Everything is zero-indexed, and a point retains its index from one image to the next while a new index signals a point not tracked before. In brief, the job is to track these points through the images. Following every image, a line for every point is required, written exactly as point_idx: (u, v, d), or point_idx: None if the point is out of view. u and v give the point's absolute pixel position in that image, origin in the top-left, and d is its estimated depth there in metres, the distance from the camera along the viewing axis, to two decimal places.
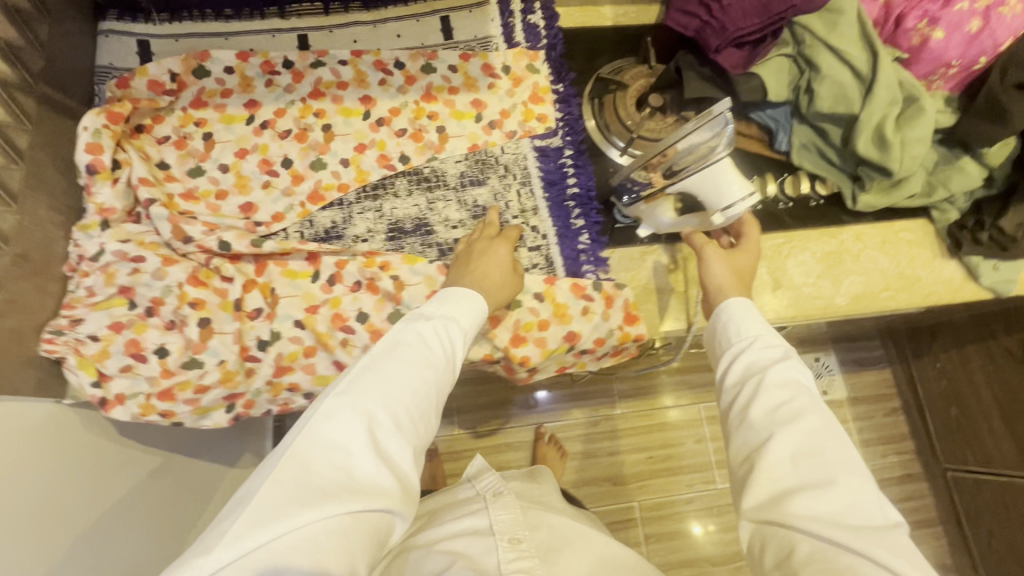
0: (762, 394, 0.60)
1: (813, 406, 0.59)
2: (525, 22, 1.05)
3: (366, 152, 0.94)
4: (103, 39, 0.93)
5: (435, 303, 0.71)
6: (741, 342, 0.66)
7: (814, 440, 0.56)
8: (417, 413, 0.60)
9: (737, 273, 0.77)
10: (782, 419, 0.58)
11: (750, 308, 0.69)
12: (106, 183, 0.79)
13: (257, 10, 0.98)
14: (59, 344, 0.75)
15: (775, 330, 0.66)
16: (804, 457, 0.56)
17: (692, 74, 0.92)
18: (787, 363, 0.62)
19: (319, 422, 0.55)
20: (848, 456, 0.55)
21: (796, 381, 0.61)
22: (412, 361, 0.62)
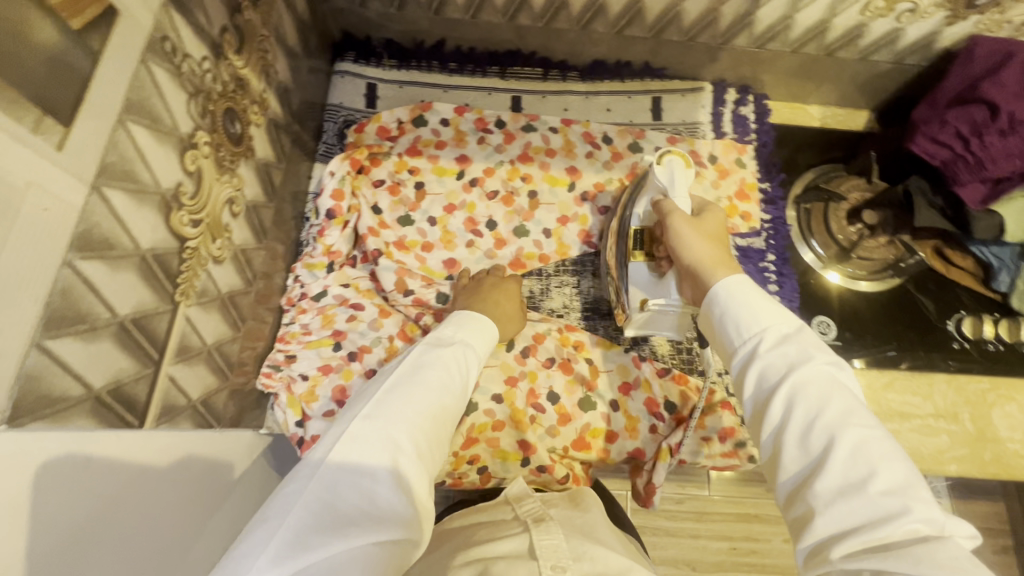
0: (803, 407, 0.51)
1: (844, 409, 0.50)
2: (736, 113, 1.02)
3: (568, 225, 0.95)
4: (337, 79, 0.96)
5: (453, 328, 0.69)
6: (748, 343, 0.57)
7: (876, 463, 0.46)
8: (435, 436, 0.54)
9: (709, 239, 0.71)
10: (853, 451, 0.47)
11: (754, 290, 0.61)
12: (337, 228, 0.85)
13: (481, 67, 0.99)
14: (275, 380, 0.78)
15: (784, 311, 0.59)
16: (842, 476, 0.46)
17: (924, 202, 0.87)
18: (809, 365, 0.53)
19: (345, 446, 0.48)
20: (900, 473, 0.46)
21: (827, 386, 0.51)
22: (435, 386, 0.58)
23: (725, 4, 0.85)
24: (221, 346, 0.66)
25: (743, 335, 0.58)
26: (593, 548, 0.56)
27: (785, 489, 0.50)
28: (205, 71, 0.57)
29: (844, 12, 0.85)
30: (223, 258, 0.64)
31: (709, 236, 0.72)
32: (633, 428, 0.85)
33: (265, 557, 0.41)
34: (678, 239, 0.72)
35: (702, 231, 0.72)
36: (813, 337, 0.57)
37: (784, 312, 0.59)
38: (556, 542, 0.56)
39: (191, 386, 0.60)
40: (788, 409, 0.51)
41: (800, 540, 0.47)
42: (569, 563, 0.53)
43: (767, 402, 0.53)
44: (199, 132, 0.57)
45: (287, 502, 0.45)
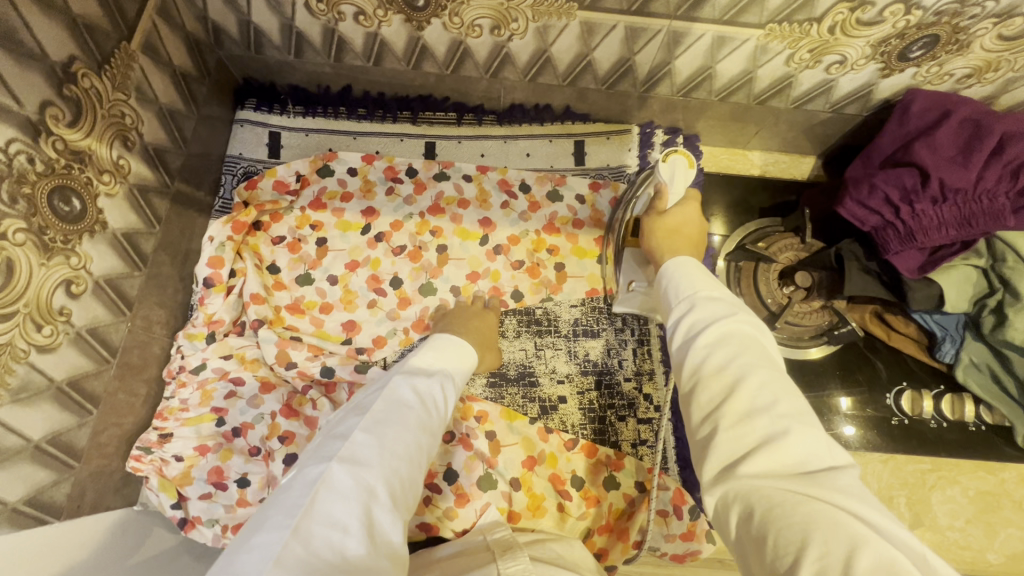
0: (717, 346, 0.49)
1: (758, 352, 0.48)
2: (665, 157, 0.96)
3: (479, 282, 0.89)
4: (238, 128, 0.91)
5: (431, 358, 0.68)
6: (681, 309, 0.56)
7: (778, 392, 0.44)
8: (408, 479, 0.54)
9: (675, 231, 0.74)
10: (758, 384, 0.45)
11: (697, 269, 0.61)
12: (219, 295, 0.81)
13: (391, 112, 0.94)
14: (144, 463, 0.73)
15: (720, 283, 0.58)
16: (749, 404, 0.44)
17: (856, 267, 0.80)
18: (732, 318, 0.51)
19: (321, 494, 0.46)
20: (800, 403, 0.44)
21: (746, 335, 0.49)
22: (411, 427, 0.57)
23: (639, 54, 0.79)
24: (58, 437, 0.62)
25: (679, 301, 0.57)
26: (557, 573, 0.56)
27: (698, 420, 0.47)
28: (14, 153, 0.52)
29: (768, 63, 0.78)
30: (56, 345, 0.60)
31: (677, 225, 0.74)
32: (536, 507, 0.79)
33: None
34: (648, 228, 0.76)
35: (668, 221, 0.74)
36: (734, 297, 0.55)
37: (721, 284, 0.58)
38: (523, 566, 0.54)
39: (7, 489, 0.56)
40: (707, 354, 0.49)
41: (707, 472, 0.43)
42: None
43: (690, 346, 0.51)
44: (8, 220, 0.52)
45: (262, 556, 0.41)
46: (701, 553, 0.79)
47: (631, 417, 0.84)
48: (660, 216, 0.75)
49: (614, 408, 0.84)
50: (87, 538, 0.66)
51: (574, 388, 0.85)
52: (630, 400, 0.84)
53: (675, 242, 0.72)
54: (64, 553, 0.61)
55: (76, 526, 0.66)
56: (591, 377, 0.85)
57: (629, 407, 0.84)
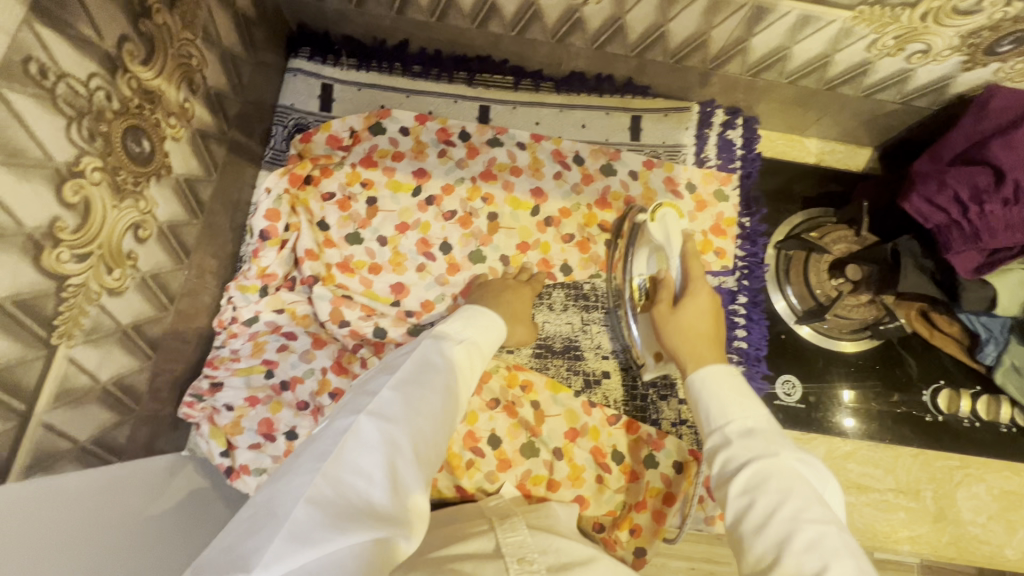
0: (761, 503, 0.50)
1: (802, 501, 0.49)
2: (723, 137, 0.93)
3: (528, 253, 0.89)
4: (290, 77, 0.89)
5: (459, 323, 0.66)
6: (717, 434, 0.57)
7: (828, 553, 0.45)
8: (435, 439, 0.53)
9: (694, 334, 0.69)
10: (808, 540, 0.46)
11: (732, 379, 0.60)
12: (273, 249, 0.81)
13: (446, 72, 0.91)
14: (197, 410, 0.75)
15: (760, 407, 0.58)
16: (798, 569, 0.45)
17: (912, 265, 0.78)
18: (773, 457, 0.52)
19: (349, 444, 0.47)
20: (853, 566, 0.44)
21: (788, 477, 0.51)
22: (437, 389, 0.56)
23: (716, 29, 0.76)
24: (121, 380, 0.62)
25: (710, 425, 0.58)
26: (558, 542, 0.57)
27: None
28: (94, 89, 0.51)
29: (849, 47, 0.76)
30: (123, 289, 0.59)
31: (693, 324, 0.70)
32: (577, 477, 0.80)
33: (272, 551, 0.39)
34: (664, 323, 0.72)
35: (683, 319, 0.71)
36: (772, 423, 0.56)
37: (764, 408, 0.58)
38: (521, 538, 0.56)
39: (78, 428, 0.56)
40: (751, 502, 0.51)
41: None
42: (535, 556, 0.53)
43: (728, 487, 0.53)
44: (86, 158, 0.51)
45: (292, 496, 0.43)
46: None
47: (672, 396, 0.85)
48: (673, 309, 0.72)
49: (656, 387, 0.85)
50: (114, 500, 0.60)
51: (617, 364, 0.85)
52: (673, 379, 0.85)
53: (699, 348, 0.67)
54: (109, 491, 0.60)
55: (100, 487, 0.59)
56: (636, 356, 0.86)
57: (670, 386, 0.85)
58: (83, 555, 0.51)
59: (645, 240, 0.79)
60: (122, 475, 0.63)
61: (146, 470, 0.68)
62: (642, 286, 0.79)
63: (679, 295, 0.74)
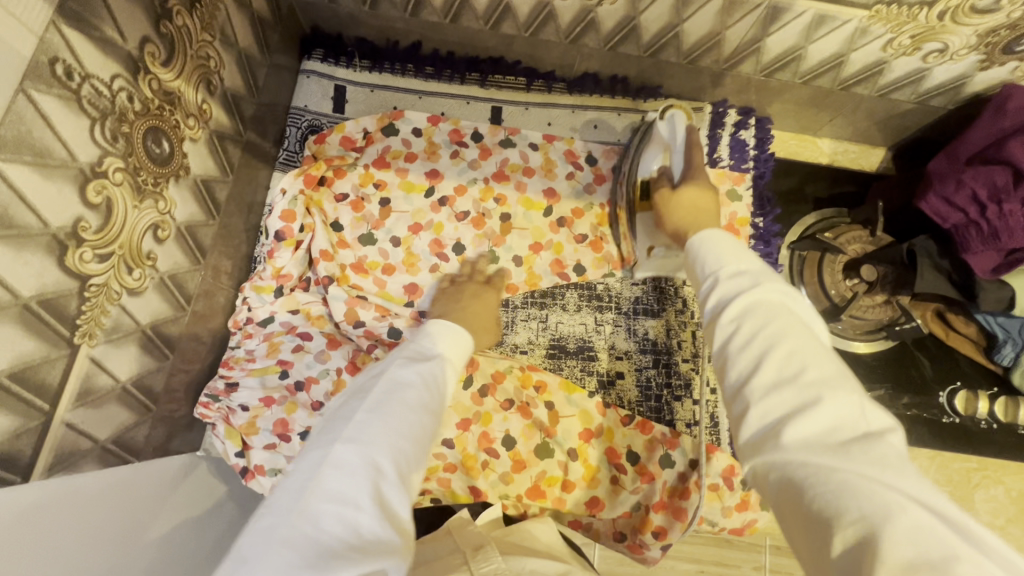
0: (745, 333, 0.44)
1: (788, 327, 0.43)
2: (735, 137, 0.92)
3: (541, 253, 0.89)
4: (303, 79, 0.89)
5: (428, 340, 0.60)
6: (708, 281, 0.51)
7: (810, 361, 0.40)
8: (416, 456, 0.48)
9: (693, 210, 0.68)
10: (789, 352, 0.41)
11: (728, 241, 0.54)
12: (288, 250, 0.81)
13: (459, 73, 0.91)
14: (213, 410, 0.75)
15: (757, 259, 0.51)
16: (774, 391, 0.40)
17: (929, 264, 0.78)
18: (760, 288, 0.46)
19: (323, 476, 0.42)
20: (836, 370, 0.40)
21: (774, 305, 0.45)
22: (418, 406, 0.51)
23: (731, 29, 0.76)
24: (139, 379, 0.62)
25: (704, 271, 0.52)
26: (530, 564, 0.56)
27: (727, 400, 0.44)
28: (117, 89, 0.51)
29: (864, 47, 0.76)
30: (143, 289, 0.59)
31: (695, 200, 0.69)
32: (591, 478, 0.80)
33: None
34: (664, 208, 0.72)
35: (682, 198, 0.70)
36: (768, 268, 0.49)
37: (757, 259, 0.51)
38: (495, 565, 0.53)
39: (98, 427, 0.56)
40: (738, 328, 0.45)
41: (742, 438, 0.41)
42: None
43: (715, 317, 0.47)
44: (109, 159, 0.51)
45: (269, 542, 0.38)
46: (758, 523, 0.81)
47: (688, 397, 0.84)
48: (672, 193, 0.72)
49: (671, 389, 0.84)
50: (126, 499, 0.58)
51: (630, 365, 0.85)
52: (687, 380, 0.85)
53: (698, 218, 0.67)
54: (122, 490, 0.58)
55: (113, 486, 0.57)
56: (649, 356, 0.85)
57: (687, 387, 0.84)
58: (92, 557, 0.49)
59: (654, 142, 0.80)
60: (136, 474, 0.62)
61: (162, 470, 0.67)
62: (645, 184, 0.81)
63: (677, 182, 0.74)
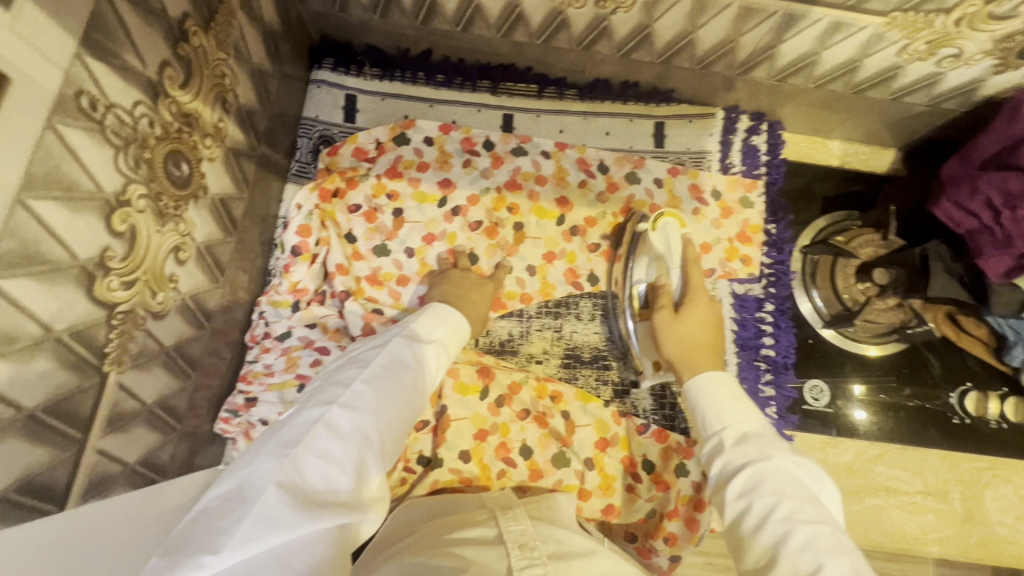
0: (757, 501, 0.49)
1: (795, 504, 0.48)
2: (747, 143, 0.93)
3: (555, 263, 0.89)
4: (313, 88, 0.89)
5: (429, 323, 0.65)
6: (714, 437, 0.57)
7: (823, 555, 0.44)
8: (399, 433, 0.54)
9: (688, 346, 0.70)
10: (802, 543, 0.45)
11: (728, 385, 0.61)
12: (304, 264, 0.81)
13: (470, 81, 0.91)
14: (233, 425, 0.75)
15: (759, 419, 0.57)
16: (791, 573, 0.44)
17: (942, 269, 0.80)
18: (769, 460, 0.51)
19: (318, 434, 0.48)
20: (843, 556, 0.44)
21: (784, 480, 0.50)
22: (408, 387, 0.56)
23: (745, 36, 0.76)
24: (164, 400, 0.62)
25: (709, 428, 0.58)
26: (561, 533, 0.54)
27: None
28: (138, 116, 0.51)
29: (879, 52, 0.75)
30: (166, 312, 0.60)
31: (693, 335, 0.71)
32: (607, 486, 0.81)
33: (239, 533, 0.41)
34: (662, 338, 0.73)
35: (682, 328, 0.72)
36: (767, 427, 0.56)
37: (759, 415, 0.57)
38: (523, 527, 0.54)
39: (127, 450, 0.57)
40: (748, 505, 0.50)
41: None
42: (538, 544, 0.50)
43: (725, 489, 0.52)
44: (132, 186, 0.51)
45: (262, 479, 0.44)
46: None
47: None
48: (675, 316, 0.73)
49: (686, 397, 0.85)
50: (152, 509, 0.56)
51: None
52: None
53: (698, 357, 0.68)
54: (146, 503, 0.57)
55: (135, 500, 0.56)
56: None
57: None
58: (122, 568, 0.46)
59: (647, 247, 0.81)
60: (156, 487, 0.60)
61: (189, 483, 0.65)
62: (641, 294, 0.80)
63: (679, 303, 0.75)
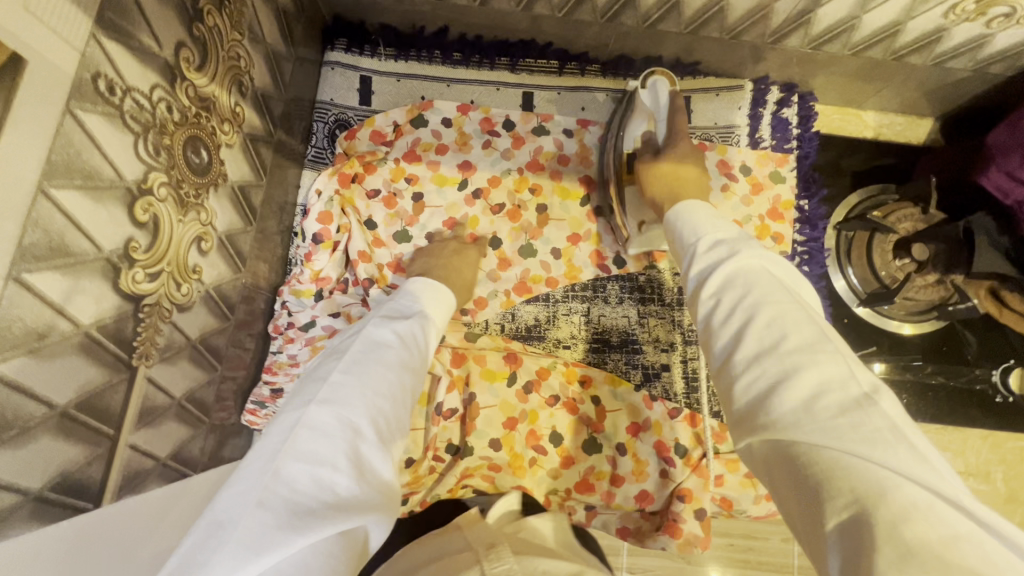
0: (740, 310, 0.45)
1: (769, 305, 0.44)
2: (777, 115, 0.89)
3: (580, 245, 0.86)
4: (327, 71, 0.86)
5: (407, 301, 0.60)
6: (686, 253, 0.54)
7: (790, 329, 0.41)
8: (395, 415, 0.48)
9: (674, 172, 0.71)
10: (771, 322, 0.43)
11: (705, 207, 0.58)
12: (326, 252, 0.80)
13: (488, 58, 0.87)
14: (261, 416, 0.75)
15: (738, 228, 0.53)
16: (758, 373, 0.41)
17: (987, 243, 0.78)
18: (740, 257, 0.49)
19: (300, 437, 0.41)
20: (818, 334, 0.41)
21: (754, 274, 0.47)
22: (395, 366, 0.50)
23: (780, 1, 0.72)
24: (193, 393, 0.61)
25: (685, 244, 0.55)
26: (544, 566, 0.50)
27: (717, 368, 0.45)
28: (157, 101, 0.49)
29: (923, 14, 0.71)
30: (192, 303, 0.58)
31: (675, 165, 0.71)
32: (640, 472, 0.79)
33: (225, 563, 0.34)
34: (649, 178, 0.72)
35: (665, 168, 0.72)
36: (745, 232, 0.52)
37: (732, 223, 0.54)
38: (507, 567, 0.49)
39: (159, 445, 0.56)
40: (718, 302, 0.47)
41: (733, 413, 0.42)
42: None
43: (699, 292, 0.49)
44: (153, 174, 0.49)
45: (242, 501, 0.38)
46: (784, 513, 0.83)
47: None
48: (655, 162, 0.73)
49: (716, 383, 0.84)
50: None
51: (676, 357, 0.84)
52: None
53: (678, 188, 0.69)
54: None
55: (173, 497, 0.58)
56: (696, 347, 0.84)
57: None
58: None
59: (641, 112, 0.81)
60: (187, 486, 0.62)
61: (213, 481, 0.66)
62: (628, 158, 0.80)
63: (663, 147, 0.76)
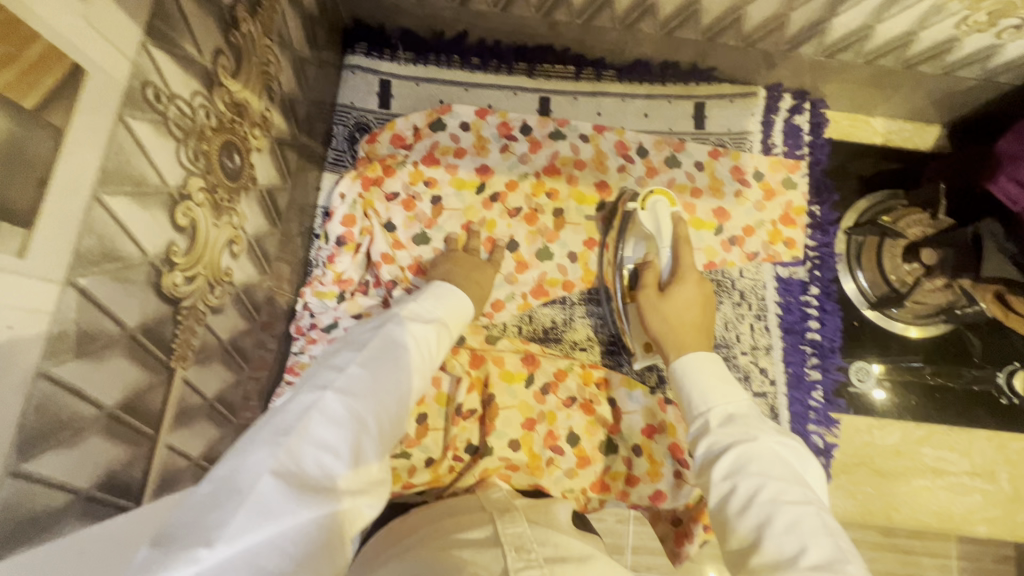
0: (752, 505, 0.48)
1: (778, 492, 0.48)
2: (789, 122, 0.91)
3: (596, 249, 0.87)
4: (348, 75, 0.87)
5: (428, 304, 0.61)
6: (699, 421, 0.58)
7: (807, 536, 0.44)
8: (400, 414, 0.49)
9: (680, 315, 0.71)
10: (787, 523, 0.45)
11: (714, 364, 0.62)
12: (349, 254, 0.82)
13: (506, 63, 0.89)
14: None
15: (745, 400, 0.58)
16: (776, 553, 0.44)
17: (995, 247, 0.75)
18: (753, 441, 0.52)
19: (315, 418, 0.42)
20: (830, 543, 0.44)
21: (767, 461, 0.51)
22: (406, 369, 0.51)
23: (797, 10, 0.73)
24: (222, 394, 0.62)
25: (697, 408, 0.59)
26: (557, 537, 0.51)
27: (733, 566, 0.47)
28: (197, 107, 0.49)
29: (937, 24, 0.73)
30: (223, 306, 0.59)
31: (681, 311, 0.71)
32: (656, 472, 0.79)
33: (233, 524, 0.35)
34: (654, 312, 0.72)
35: (671, 308, 0.71)
36: (754, 408, 0.57)
37: (739, 392, 0.59)
38: (520, 530, 0.50)
39: (193, 445, 0.57)
40: (732, 486, 0.50)
41: None
42: (534, 547, 0.48)
43: (711, 472, 0.52)
44: (192, 179, 0.50)
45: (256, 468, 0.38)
46: None
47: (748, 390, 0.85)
48: (662, 296, 0.73)
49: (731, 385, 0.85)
50: None
51: None
52: (745, 372, 0.86)
53: (683, 336, 0.69)
54: None
55: None
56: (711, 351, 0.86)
57: (747, 379, 0.85)
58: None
59: (639, 228, 0.81)
60: None
61: None
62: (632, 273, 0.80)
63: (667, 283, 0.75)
